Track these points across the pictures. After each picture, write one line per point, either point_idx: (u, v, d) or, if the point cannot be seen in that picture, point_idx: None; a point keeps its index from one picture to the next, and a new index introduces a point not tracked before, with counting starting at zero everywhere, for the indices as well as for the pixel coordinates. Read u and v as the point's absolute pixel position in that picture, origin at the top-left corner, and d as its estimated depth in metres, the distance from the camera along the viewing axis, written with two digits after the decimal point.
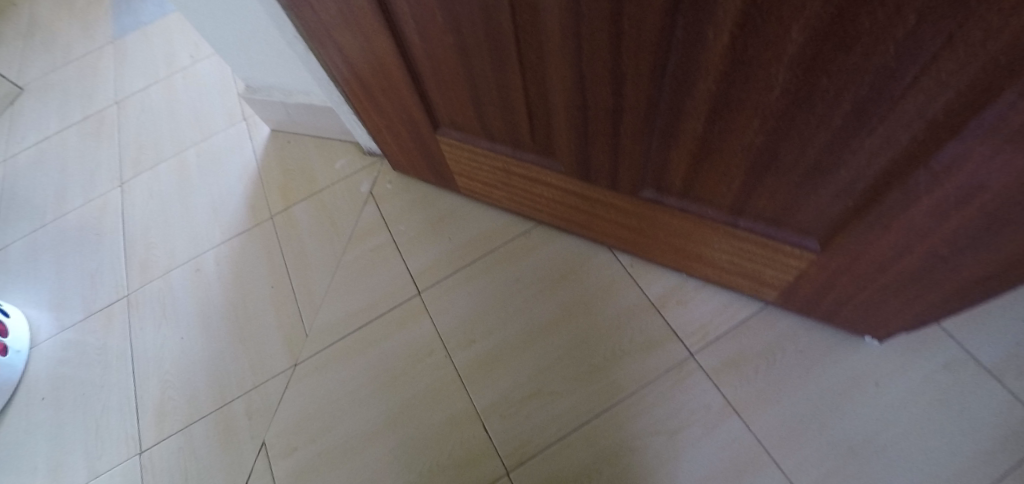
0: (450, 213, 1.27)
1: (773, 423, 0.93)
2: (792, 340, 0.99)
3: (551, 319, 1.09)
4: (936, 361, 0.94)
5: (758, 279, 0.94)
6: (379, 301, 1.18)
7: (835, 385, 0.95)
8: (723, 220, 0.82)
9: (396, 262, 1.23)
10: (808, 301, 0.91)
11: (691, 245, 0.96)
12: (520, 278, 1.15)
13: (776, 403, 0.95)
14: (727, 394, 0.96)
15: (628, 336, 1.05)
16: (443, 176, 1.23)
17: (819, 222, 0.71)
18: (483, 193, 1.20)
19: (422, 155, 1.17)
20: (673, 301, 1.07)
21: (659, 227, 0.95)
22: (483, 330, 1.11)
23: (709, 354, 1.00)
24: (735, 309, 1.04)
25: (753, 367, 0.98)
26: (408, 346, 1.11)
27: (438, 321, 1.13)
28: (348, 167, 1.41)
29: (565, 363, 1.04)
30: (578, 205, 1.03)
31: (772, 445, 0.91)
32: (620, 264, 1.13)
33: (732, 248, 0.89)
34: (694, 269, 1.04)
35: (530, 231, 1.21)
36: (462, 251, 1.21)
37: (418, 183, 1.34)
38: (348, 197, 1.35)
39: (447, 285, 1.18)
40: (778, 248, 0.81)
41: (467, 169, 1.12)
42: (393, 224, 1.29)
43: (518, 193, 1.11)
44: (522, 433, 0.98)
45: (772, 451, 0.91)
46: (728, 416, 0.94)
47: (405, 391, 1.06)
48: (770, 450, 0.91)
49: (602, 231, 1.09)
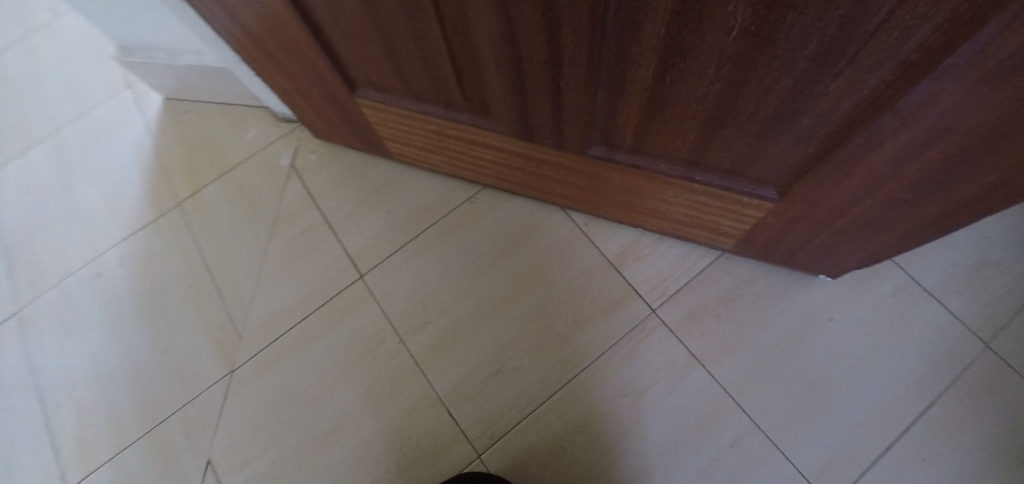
0: (387, 183, 1.15)
1: (734, 371, 0.94)
2: (749, 285, 0.99)
3: (508, 291, 1.04)
4: (884, 290, 0.96)
5: (715, 230, 0.90)
6: (320, 290, 1.08)
7: (791, 326, 0.96)
8: (677, 175, 0.76)
9: (333, 244, 1.12)
10: (764, 248, 0.89)
11: (645, 201, 0.90)
12: (470, 249, 1.07)
13: (736, 351, 0.95)
14: (692, 347, 0.96)
15: (588, 300, 1.01)
16: (372, 142, 1.09)
17: (777, 171, 0.67)
18: (420, 159, 1.08)
19: (344, 120, 1.03)
20: (632, 258, 1.03)
21: (611, 185, 0.88)
22: (437, 309, 1.04)
23: (670, 310, 0.99)
24: (693, 260, 1.02)
25: (712, 317, 0.98)
26: (358, 335, 1.04)
27: (389, 305, 1.06)
28: (264, 137, 1.24)
29: (526, 336, 1.00)
30: (524, 167, 0.94)
31: (736, 392, 0.92)
32: (574, 223, 1.07)
33: (689, 201, 0.84)
34: (650, 224, 0.99)
35: (476, 196, 1.11)
36: (405, 224, 1.11)
37: (346, 151, 1.20)
38: (267, 174, 1.20)
39: (393, 265, 1.08)
40: (736, 200, 0.77)
41: (398, 134, 0.99)
42: (324, 201, 1.16)
43: (458, 157, 1.00)
44: (490, 412, 0.96)
45: (737, 398, 0.92)
46: (693, 369, 0.94)
47: (361, 383, 1.01)
48: (735, 397, 0.92)
49: (552, 191, 1.01)
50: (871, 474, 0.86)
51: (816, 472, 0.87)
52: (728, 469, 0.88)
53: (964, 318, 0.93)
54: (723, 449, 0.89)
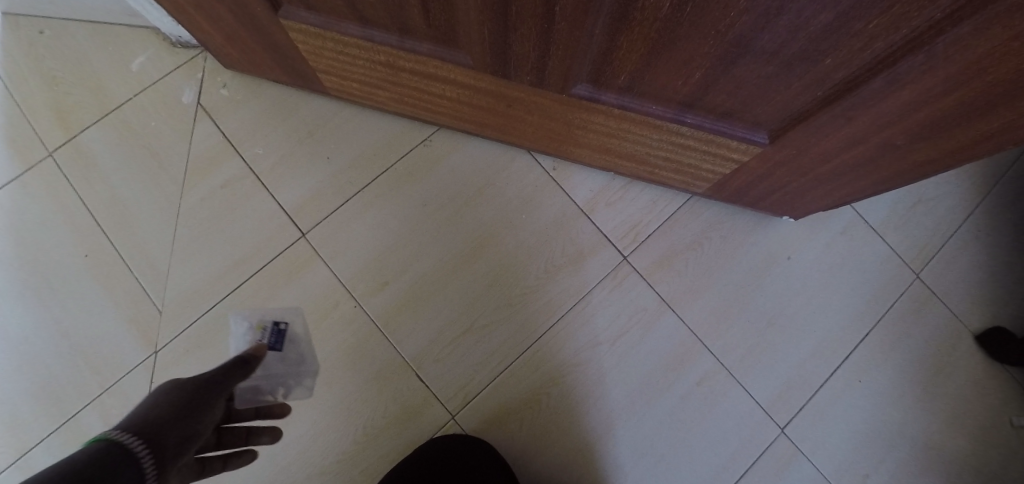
0: (322, 124, 0.98)
1: (702, 313, 0.95)
2: (717, 227, 0.98)
3: (473, 244, 0.95)
4: (836, 228, 1.00)
5: (692, 174, 0.86)
6: (251, 253, 0.95)
7: (754, 266, 0.98)
8: (668, 118, 0.69)
9: (265, 199, 0.96)
10: (736, 191, 0.89)
11: (623, 145, 0.83)
12: (428, 200, 0.96)
13: (705, 293, 0.96)
14: (662, 292, 0.95)
15: (558, 250, 0.95)
16: (302, 74, 0.91)
17: (778, 113, 0.62)
18: (363, 95, 0.92)
19: (263, 46, 0.84)
20: (602, 204, 0.97)
21: (588, 129, 0.80)
22: (396, 268, 0.94)
23: (641, 256, 0.96)
24: (663, 203, 0.98)
25: (682, 261, 0.96)
26: (305, 301, 0.93)
27: (339, 266, 0.94)
28: (155, 69, 1.01)
29: (495, 291, 0.93)
30: (490, 107, 0.82)
31: (703, 334, 0.95)
32: (542, 169, 0.98)
33: (672, 146, 0.78)
34: (623, 168, 0.93)
35: (431, 138, 0.99)
36: (348, 173, 0.97)
37: (267, 84, 1.00)
38: (167, 115, 0.99)
39: (340, 220, 0.95)
40: (724, 145, 0.72)
41: (335, 64, 0.82)
42: (246, 148, 0.98)
43: (411, 94, 0.86)
44: (461, 373, 0.91)
45: (703, 339, 0.95)
46: (664, 313, 0.94)
47: (313, 355, 0.91)
48: (701, 338, 0.94)
49: (519, 134, 0.90)
50: (817, 397, 0.94)
51: (771, 400, 0.93)
52: (695, 405, 0.92)
53: (901, 251, 1.01)
54: (690, 387, 0.93)
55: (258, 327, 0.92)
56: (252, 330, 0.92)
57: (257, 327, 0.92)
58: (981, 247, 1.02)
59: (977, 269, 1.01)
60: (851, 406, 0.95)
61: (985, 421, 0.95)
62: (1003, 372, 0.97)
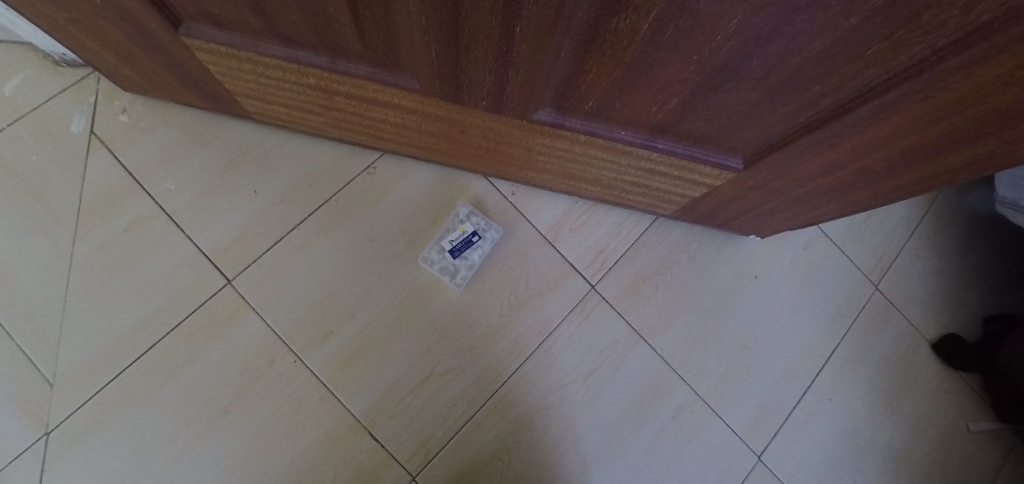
0: (246, 153, 0.86)
1: (675, 341, 0.90)
2: (685, 249, 0.93)
3: (427, 282, 0.85)
4: (799, 242, 0.99)
5: (661, 198, 0.81)
6: (165, 306, 0.80)
7: (724, 287, 0.94)
8: (639, 144, 0.63)
9: (180, 242, 0.82)
10: (704, 213, 0.85)
11: (589, 171, 0.76)
12: (375, 234, 0.86)
13: (676, 320, 0.91)
14: (634, 321, 0.89)
15: (522, 284, 0.87)
16: (218, 97, 0.79)
17: (756, 139, 0.58)
18: (293, 120, 0.81)
19: (167, 67, 0.71)
20: (566, 229, 0.90)
21: (551, 155, 0.73)
22: (341, 314, 0.83)
23: (609, 284, 0.90)
24: (629, 226, 0.92)
25: (652, 286, 0.91)
26: (234, 359, 0.80)
27: (274, 315, 0.82)
28: (34, 92, 0.84)
29: (456, 334, 0.84)
30: (441, 133, 0.73)
31: (677, 362, 0.90)
32: (500, 194, 0.89)
33: (641, 172, 0.72)
34: (588, 193, 0.86)
35: (375, 165, 0.88)
36: (280, 207, 0.85)
37: (177, 108, 0.86)
38: (52, 147, 0.83)
39: (272, 263, 0.83)
40: (697, 170, 0.67)
41: (256, 87, 0.71)
42: (154, 183, 0.83)
43: (348, 119, 0.75)
44: (421, 428, 0.81)
45: (678, 368, 0.90)
46: (636, 344, 0.89)
47: (247, 422, 0.78)
48: (676, 368, 0.90)
49: (474, 161, 0.82)
50: (791, 418, 0.92)
51: (748, 426, 0.90)
52: (672, 440, 0.87)
53: (860, 264, 1.01)
54: (666, 421, 0.88)
55: (460, 230, 0.84)
56: (455, 232, 0.84)
57: (461, 231, 0.84)
58: (931, 256, 1.04)
59: (928, 277, 1.03)
60: (823, 425, 0.93)
61: (945, 428, 0.97)
62: (957, 378, 1.00)
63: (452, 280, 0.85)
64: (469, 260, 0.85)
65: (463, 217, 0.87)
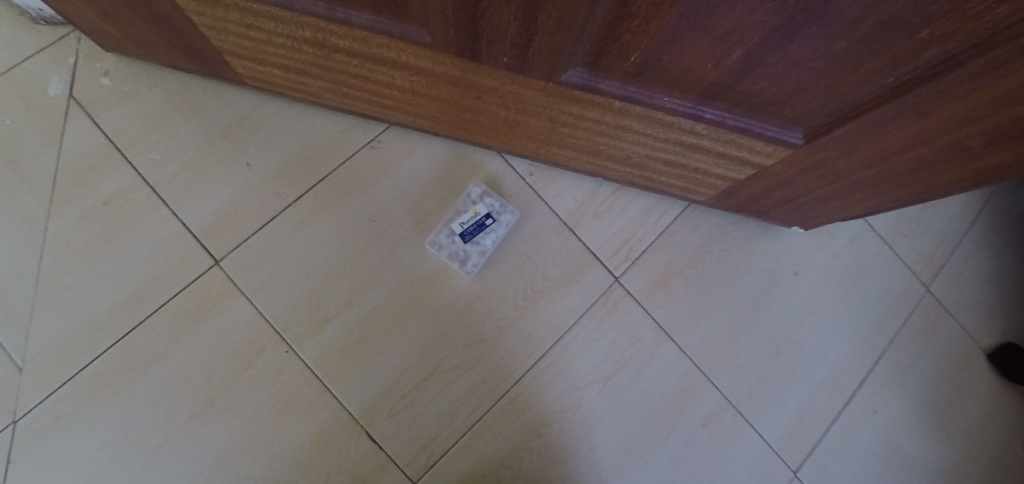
0: (238, 122, 0.78)
1: (705, 341, 0.82)
2: (719, 240, 0.84)
3: (434, 269, 0.77)
4: (844, 237, 0.90)
5: (698, 180, 0.72)
6: (145, 288, 0.73)
7: (760, 283, 0.85)
8: (684, 110, 0.55)
9: (165, 218, 0.75)
10: (744, 200, 0.76)
11: (619, 147, 0.67)
12: (378, 215, 0.78)
13: (707, 318, 0.82)
14: (661, 319, 0.81)
15: (538, 273, 0.79)
16: (206, 58, 0.70)
17: (827, 107, 0.49)
18: (289, 85, 0.73)
19: (147, 21, 0.63)
20: (588, 215, 0.81)
21: (578, 127, 0.64)
22: (338, 302, 0.75)
23: (634, 277, 0.81)
24: (658, 214, 0.83)
25: (681, 280, 0.82)
26: (219, 348, 0.72)
27: (265, 301, 0.74)
28: (7, 51, 0.76)
29: (464, 327, 0.76)
30: (454, 100, 0.65)
31: (708, 365, 0.81)
32: (517, 174, 0.81)
33: (680, 147, 0.63)
34: (614, 174, 0.77)
35: (379, 138, 0.80)
36: (274, 182, 0.77)
37: (165, 72, 0.78)
38: (25, 111, 0.75)
39: (264, 243, 0.75)
40: (747, 144, 0.59)
41: (246, 45, 0.62)
42: (138, 152, 0.76)
43: (349, 82, 0.67)
44: (424, 430, 0.73)
45: (708, 371, 0.81)
46: (662, 344, 0.80)
47: (233, 417, 0.71)
48: (706, 371, 0.81)
49: (489, 134, 0.73)
50: (831, 430, 0.83)
51: (784, 438, 0.82)
52: (701, 450, 0.79)
53: (909, 262, 0.92)
54: (694, 430, 0.79)
55: (472, 212, 0.76)
56: (466, 213, 0.76)
57: (473, 213, 0.76)
58: (987, 255, 0.95)
59: (984, 279, 0.93)
60: (866, 438, 0.84)
61: (1000, 445, 0.88)
62: (1014, 390, 0.90)
63: (462, 267, 0.77)
64: (480, 246, 0.77)
65: (476, 198, 0.79)
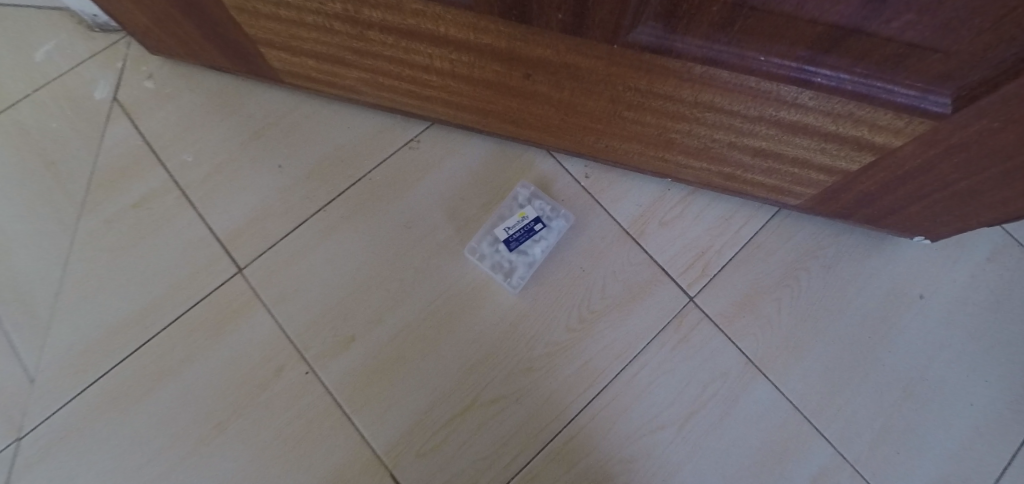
0: (274, 123, 0.74)
1: (807, 380, 0.65)
2: (817, 255, 0.70)
3: (475, 282, 0.67)
4: (978, 251, 0.71)
5: (793, 176, 0.59)
6: (166, 295, 0.67)
7: (875, 308, 0.68)
8: (787, 71, 0.43)
9: (191, 221, 0.70)
10: (853, 202, 0.62)
11: (695, 133, 0.56)
12: (414, 221, 0.69)
13: (808, 350, 0.66)
14: (749, 349, 0.66)
15: (596, 290, 0.67)
16: (242, 54, 0.67)
17: (986, 52, 0.36)
18: (324, 80, 0.67)
19: (184, 12, 0.60)
20: (654, 223, 0.70)
21: (646, 108, 0.53)
22: (367, 317, 0.66)
23: (712, 297, 0.67)
24: (738, 222, 0.70)
25: (772, 302, 0.68)
26: (236, 366, 0.65)
27: (288, 314, 0.66)
28: (63, 57, 0.76)
29: (508, 352, 0.65)
30: (499, 83, 0.55)
31: (813, 410, 0.64)
32: (571, 177, 0.71)
33: (775, 129, 0.51)
34: (685, 173, 0.66)
35: (418, 139, 0.73)
36: (305, 185, 0.71)
37: (207, 74, 0.76)
38: (71, 114, 0.74)
39: (290, 251, 0.68)
40: (868, 118, 0.46)
41: (278, 30, 0.57)
42: (172, 154, 0.73)
43: (384, 69, 0.60)
44: (458, 474, 0.61)
45: (813, 418, 0.64)
46: (752, 380, 0.65)
47: (242, 447, 0.62)
48: (811, 417, 0.64)
49: (538, 126, 0.64)
50: None
51: None
52: None
53: None
54: None
55: (519, 215, 0.67)
56: (512, 217, 0.67)
57: (520, 216, 0.67)
58: None
59: None
60: None
61: None
62: None
63: (507, 280, 0.67)
64: (528, 256, 0.67)
65: (523, 201, 0.69)
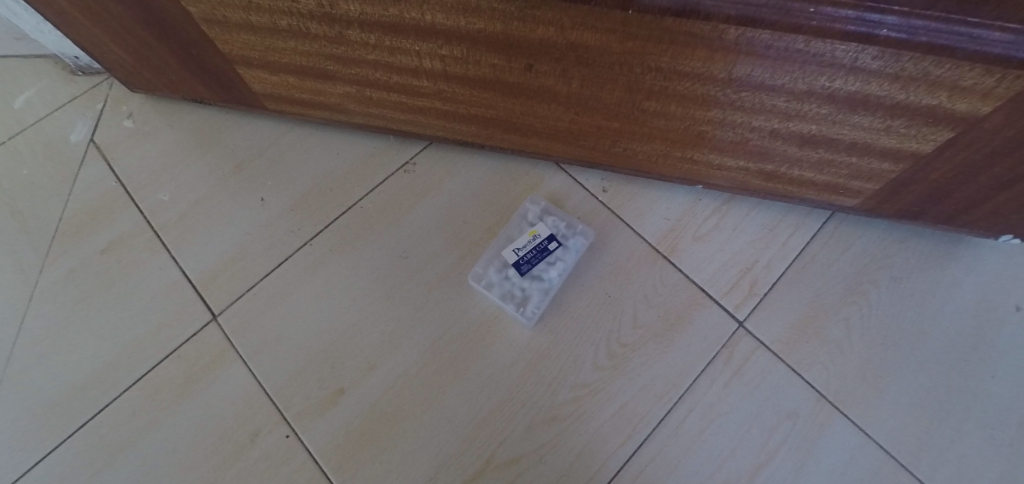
0: (258, 154, 0.68)
1: (899, 418, 0.52)
2: (884, 264, 0.59)
3: (483, 317, 0.57)
4: None
5: (849, 167, 0.50)
6: (127, 352, 0.58)
7: (968, 325, 0.56)
8: (845, 23, 0.33)
9: (162, 265, 0.62)
10: (923, 197, 0.52)
11: (729, 122, 0.47)
12: (410, 250, 0.61)
13: (893, 380, 0.54)
14: (819, 382, 0.54)
15: (626, 318, 0.56)
16: (221, 79, 0.62)
17: None
18: (310, 101, 0.62)
19: (155, 35, 0.55)
20: (687, 238, 0.61)
21: (671, 95, 0.45)
22: (356, 364, 0.56)
23: (765, 321, 0.56)
24: (784, 233, 0.61)
25: (839, 323, 0.56)
26: (200, 431, 0.54)
27: (265, 365, 0.56)
28: (43, 102, 0.73)
29: (527, 399, 0.53)
30: (498, 80, 0.49)
31: (916, 457, 0.51)
32: (587, 192, 0.63)
33: (828, 106, 0.42)
34: (718, 176, 0.57)
35: (414, 161, 0.66)
36: (290, 218, 0.63)
37: (190, 109, 0.71)
38: (45, 158, 0.69)
39: (271, 292, 0.60)
40: (948, 79, 0.36)
41: (254, 42, 0.52)
42: (147, 194, 0.66)
43: (371, 78, 0.54)
44: None
45: (919, 468, 0.50)
46: (830, 420, 0.52)
47: None
48: (915, 467, 0.50)
49: (546, 133, 0.57)
50: None
51: None
52: None
53: None
54: None
55: (530, 233, 0.59)
56: (521, 236, 0.60)
57: (530, 235, 0.59)
58: None
59: None
60: None
61: None
62: None
63: (520, 311, 0.57)
64: (542, 282, 0.58)
65: (533, 219, 0.61)
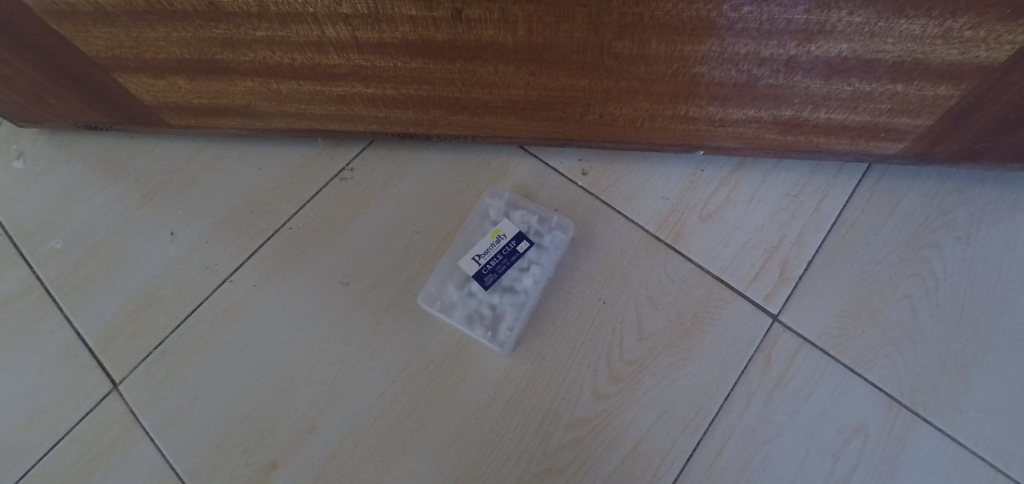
0: (168, 181, 0.56)
1: (998, 418, 0.40)
2: (943, 222, 0.47)
3: (447, 347, 0.45)
4: None
5: (892, 99, 0.38)
6: (7, 446, 0.45)
7: None
8: None
9: (55, 329, 0.50)
10: (991, 129, 0.40)
11: (730, 56, 0.36)
12: (352, 274, 0.49)
13: (981, 369, 0.41)
14: (891, 381, 0.41)
15: (629, 328, 0.44)
16: (108, 95, 0.51)
17: None
18: (216, 107, 0.51)
19: (3, 47, 0.44)
20: (692, 219, 0.49)
21: (649, 27, 0.34)
22: (290, 427, 0.43)
23: (808, 311, 0.44)
24: (813, 198, 0.49)
25: (901, 302, 0.44)
26: None
27: (176, 441, 0.44)
28: None
29: (512, 449, 0.41)
30: (425, 40, 0.38)
31: None
32: (562, 175, 0.52)
33: (864, 11, 0.30)
34: (720, 134, 0.46)
35: (351, 167, 0.55)
36: (207, 251, 0.52)
37: (91, 138, 0.60)
38: None
39: (185, 347, 0.47)
40: None
41: (117, 37, 0.41)
42: (36, 243, 0.54)
43: (273, 64, 0.43)
44: None
45: None
46: (917, 432, 0.39)
47: None
48: None
49: (502, 106, 0.46)
50: None
51: None
52: None
53: None
54: None
55: (492, 235, 0.49)
56: (482, 240, 0.49)
57: (493, 236, 0.49)
58: None
59: None
60: None
61: None
62: None
63: (490, 336, 0.45)
64: (516, 295, 0.46)
65: (496, 217, 0.50)
